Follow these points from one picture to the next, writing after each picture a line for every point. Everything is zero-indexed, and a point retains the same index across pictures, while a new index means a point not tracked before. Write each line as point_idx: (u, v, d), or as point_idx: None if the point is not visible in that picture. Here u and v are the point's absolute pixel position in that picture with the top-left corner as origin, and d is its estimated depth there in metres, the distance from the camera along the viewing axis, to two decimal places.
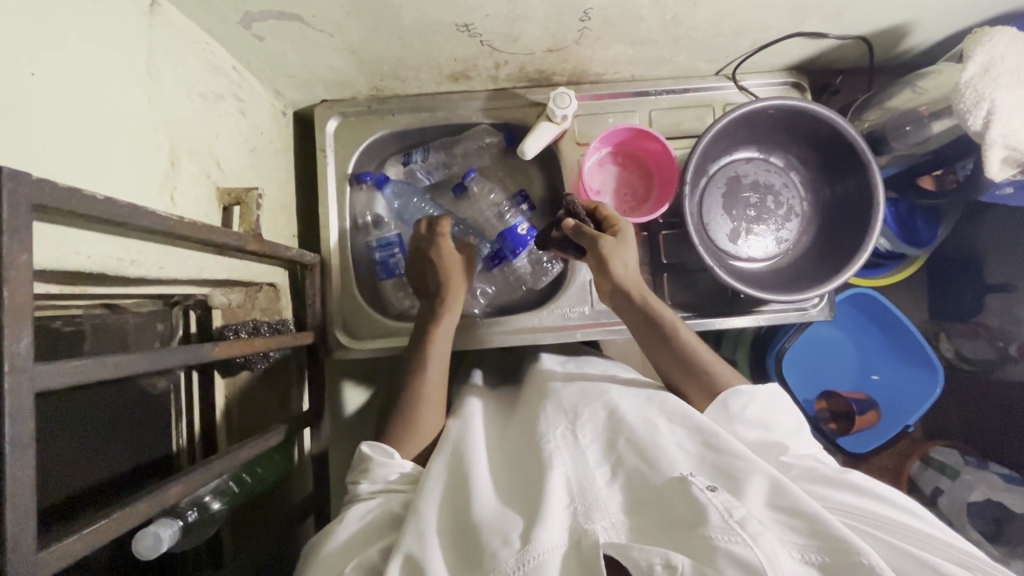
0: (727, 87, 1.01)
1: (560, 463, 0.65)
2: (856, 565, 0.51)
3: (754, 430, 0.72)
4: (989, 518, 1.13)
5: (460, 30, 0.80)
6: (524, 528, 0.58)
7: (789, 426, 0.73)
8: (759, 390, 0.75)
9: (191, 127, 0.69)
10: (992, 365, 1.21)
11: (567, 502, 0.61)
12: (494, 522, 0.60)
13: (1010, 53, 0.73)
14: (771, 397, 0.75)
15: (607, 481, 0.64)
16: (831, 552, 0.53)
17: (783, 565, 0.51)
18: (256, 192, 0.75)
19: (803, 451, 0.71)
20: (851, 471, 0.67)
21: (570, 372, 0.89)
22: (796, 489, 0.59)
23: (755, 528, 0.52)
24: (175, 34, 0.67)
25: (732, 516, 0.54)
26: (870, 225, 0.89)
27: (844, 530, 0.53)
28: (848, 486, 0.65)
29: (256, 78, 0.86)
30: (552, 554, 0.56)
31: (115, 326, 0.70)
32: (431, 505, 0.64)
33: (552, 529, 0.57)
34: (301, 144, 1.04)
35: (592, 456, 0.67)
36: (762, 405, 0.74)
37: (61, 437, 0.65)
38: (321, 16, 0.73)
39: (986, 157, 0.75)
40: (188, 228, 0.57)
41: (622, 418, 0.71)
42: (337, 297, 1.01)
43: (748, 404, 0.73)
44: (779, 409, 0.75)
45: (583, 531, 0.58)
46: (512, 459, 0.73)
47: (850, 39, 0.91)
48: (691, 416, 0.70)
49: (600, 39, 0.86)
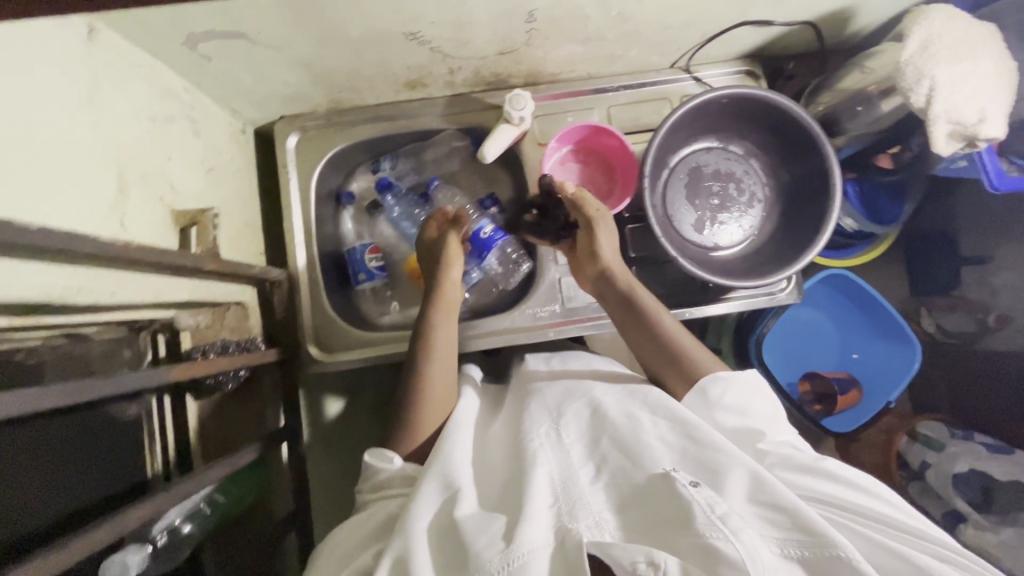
0: (683, 79, 1.02)
1: (543, 463, 0.65)
2: (832, 559, 0.52)
3: (731, 416, 0.72)
4: (976, 485, 1.12)
5: (408, 38, 0.80)
6: (507, 528, 0.58)
7: (768, 411, 0.73)
8: (739, 376, 0.75)
9: (140, 151, 0.69)
10: (974, 338, 1.23)
11: (551, 502, 0.61)
12: (477, 523, 0.59)
13: (947, 29, 0.74)
14: (751, 382, 0.75)
15: (591, 479, 0.64)
16: (810, 545, 0.53)
17: (765, 559, 0.51)
18: (211, 211, 0.76)
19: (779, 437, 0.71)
20: (827, 459, 0.67)
21: (554, 369, 0.90)
22: (776, 481, 0.59)
23: (736, 523, 0.53)
24: (117, 59, 0.67)
25: (713, 511, 0.54)
26: (830, 206, 0.90)
27: (822, 523, 0.54)
28: (825, 474, 0.65)
29: (210, 98, 0.86)
30: (537, 553, 0.55)
31: (77, 355, 0.70)
32: (424, 513, 0.63)
33: (535, 529, 0.57)
34: (263, 161, 1.04)
35: (576, 455, 0.67)
36: (740, 391, 0.73)
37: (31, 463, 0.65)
38: (266, 33, 0.73)
39: (932, 133, 0.76)
40: (136, 252, 0.57)
41: (606, 417, 0.71)
42: (309, 310, 1.00)
43: (726, 393, 0.73)
44: (755, 392, 0.74)
45: (567, 531, 0.57)
46: (491, 462, 0.72)
47: (797, 25, 0.92)
48: (672, 408, 0.71)
49: (549, 39, 0.87)
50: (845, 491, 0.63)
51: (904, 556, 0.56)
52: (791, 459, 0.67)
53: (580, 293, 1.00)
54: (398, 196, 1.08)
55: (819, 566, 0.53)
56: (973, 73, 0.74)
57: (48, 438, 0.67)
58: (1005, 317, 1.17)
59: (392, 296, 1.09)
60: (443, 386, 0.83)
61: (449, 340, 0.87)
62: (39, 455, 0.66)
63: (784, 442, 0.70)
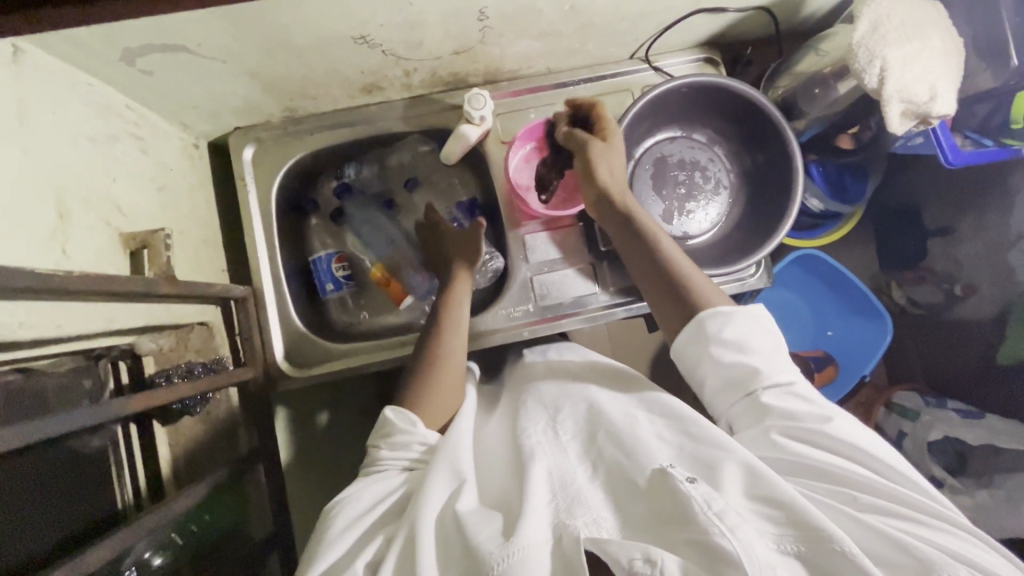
0: (644, 70, 1.02)
1: (541, 459, 0.64)
2: (832, 552, 0.52)
3: (728, 351, 0.71)
4: (951, 452, 1.16)
5: (357, 42, 0.78)
6: (506, 526, 0.57)
7: (769, 348, 0.71)
8: (737, 311, 0.74)
9: (80, 175, 0.66)
10: (940, 307, 1.26)
11: (549, 499, 0.60)
12: (478, 520, 0.58)
13: (895, 10, 0.75)
14: (751, 318, 0.73)
15: (588, 476, 0.63)
16: (807, 540, 0.53)
17: (763, 556, 0.51)
18: (162, 233, 0.73)
19: (780, 374, 0.70)
20: (833, 419, 0.65)
21: (549, 360, 0.89)
22: (771, 474, 0.58)
23: (733, 519, 0.52)
24: (48, 78, 0.63)
25: (710, 507, 0.53)
26: (794, 188, 0.91)
27: (820, 516, 0.54)
28: (827, 442, 0.63)
29: (156, 113, 0.83)
30: (536, 550, 0.54)
31: (34, 391, 0.64)
32: (433, 499, 0.62)
33: (535, 526, 0.56)
34: (220, 175, 1.01)
35: (573, 453, 0.66)
36: (739, 325, 0.72)
37: None
38: (208, 44, 0.70)
39: (886, 113, 0.77)
40: (79, 280, 0.55)
41: (602, 413, 0.71)
42: (278, 324, 0.98)
43: (724, 326, 0.72)
44: (756, 325, 0.73)
45: (564, 528, 0.56)
46: (489, 461, 0.71)
47: (751, 10, 0.92)
48: (670, 406, 0.71)
49: (504, 36, 0.85)
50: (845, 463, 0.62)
51: (905, 546, 0.53)
52: (789, 422, 0.65)
53: (552, 291, 0.99)
54: (359, 200, 1.08)
55: (816, 561, 0.52)
56: (923, 53, 0.75)
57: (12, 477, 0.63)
58: (970, 287, 1.19)
59: (364, 305, 1.07)
60: (449, 392, 0.79)
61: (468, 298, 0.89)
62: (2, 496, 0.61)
63: (786, 387, 0.68)
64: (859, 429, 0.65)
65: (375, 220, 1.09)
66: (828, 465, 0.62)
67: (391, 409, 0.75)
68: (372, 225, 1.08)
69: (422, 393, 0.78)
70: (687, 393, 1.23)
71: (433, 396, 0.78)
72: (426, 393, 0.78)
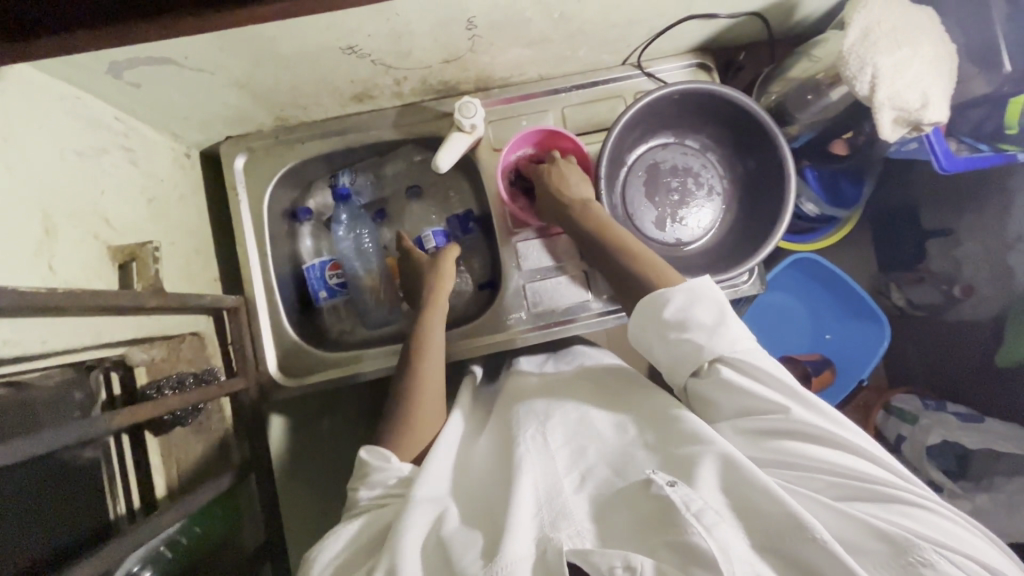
0: (636, 75, 1.02)
1: (529, 471, 0.64)
2: (807, 542, 0.51)
3: (674, 332, 0.70)
4: (951, 456, 1.14)
5: (346, 52, 0.77)
6: (488, 546, 0.56)
7: (714, 319, 0.69)
8: (682, 293, 0.71)
9: (67, 189, 0.66)
10: (941, 308, 1.25)
11: (535, 511, 0.59)
12: (464, 539, 0.58)
13: (886, 16, 0.74)
14: (693, 290, 0.71)
15: (575, 487, 0.63)
16: (781, 532, 0.53)
17: (739, 555, 0.51)
18: (150, 245, 0.73)
19: (730, 346, 0.67)
20: (793, 406, 0.62)
21: (545, 373, 0.88)
22: (748, 462, 0.58)
23: (711, 519, 0.53)
24: (34, 94, 0.63)
25: (689, 508, 0.54)
26: (786, 191, 0.90)
27: (795, 506, 0.53)
28: (792, 430, 0.61)
29: (146, 125, 0.83)
30: (520, 564, 0.53)
31: (25, 405, 0.64)
32: (418, 525, 0.61)
33: (520, 539, 0.55)
34: (212, 184, 1.01)
35: (561, 462, 0.66)
36: (680, 303, 0.70)
37: None
38: (195, 56, 0.70)
39: (878, 120, 0.76)
40: (64, 297, 0.54)
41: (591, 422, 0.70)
42: (270, 334, 0.98)
43: (667, 307, 0.71)
44: (703, 304, 0.70)
45: (549, 540, 0.55)
46: (478, 474, 0.70)
47: (742, 16, 0.91)
48: (653, 408, 0.71)
49: (493, 45, 0.85)
50: (812, 449, 0.60)
51: (876, 533, 0.53)
52: (751, 408, 0.65)
53: (546, 298, 0.99)
54: (352, 209, 1.06)
55: (789, 553, 0.52)
56: (915, 59, 0.75)
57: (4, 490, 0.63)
58: (969, 287, 1.18)
59: (357, 313, 1.07)
60: (431, 414, 0.81)
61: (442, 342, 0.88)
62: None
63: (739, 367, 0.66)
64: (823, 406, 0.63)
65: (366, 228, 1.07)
66: (796, 454, 0.60)
67: (366, 449, 0.75)
68: (364, 232, 1.07)
69: (407, 413, 0.79)
70: (684, 398, 1.23)
71: (416, 416, 0.79)
72: (412, 414, 0.79)
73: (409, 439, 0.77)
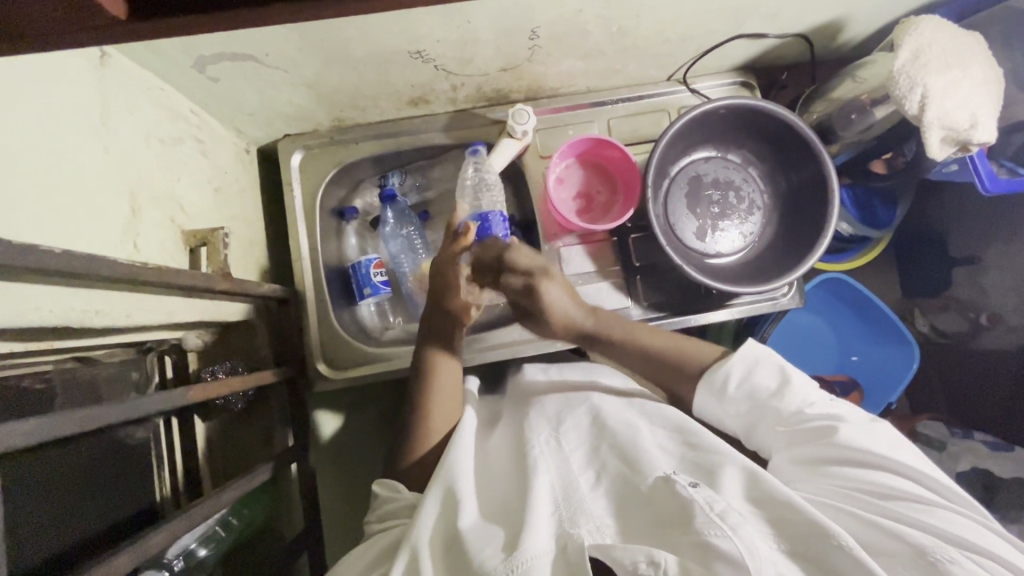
0: (680, 91, 1.05)
1: (545, 471, 0.63)
2: (830, 548, 0.50)
3: (740, 399, 0.71)
4: (979, 485, 1.13)
5: (413, 56, 0.81)
6: (508, 538, 0.55)
7: (775, 384, 0.70)
8: (738, 360, 0.72)
9: (151, 175, 0.69)
10: (966, 336, 1.24)
11: (552, 510, 0.58)
12: (479, 535, 0.57)
13: (936, 39, 0.77)
14: (754, 359, 0.72)
15: (591, 485, 0.61)
16: (806, 537, 0.52)
17: (767, 557, 0.49)
18: (221, 231, 0.75)
19: (794, 403, 0.68)
20: (841, 427, 0.64)
21: (552, 380, 0.87)
22: (769, 475, 0.58)
23: (735, 519, 0.51)
24: (127, 82, 0.67)
25: (713, 509, 0.52)
26: (829, 212, 0.91)
27: (815, 513, 0.52)
28: (835, 453, 0.62)
29: (216, 120, 0.87)
30: (541, 558, 0.52)
31: (86, 378, 0.66)
32: (432, 521, 0.61)
33: (539, 534, 0.54)
34: (267, 179, 1.04)
35: (576, 462, 0.65)
36: (743, 371, 0.72)
37: (50, 492, 0.62)
38: (274, 54, 0.74)
39: (926, 138, 0.79)
40: (153, 274, 0.56)
41: (605, 423, 0.70)
42: (316, 327, 1.00)
43: (728, 377, 0.72)
44: (763, 369, 0.71)
45: (569, 536, 0.54)
46: (492, 475, 0.69)
47: (789, 37, 0.95)
48: (671, 416, 0.71)
49: (550, 55, 0.88)
50: (853, 468, 0.61)
51: (896, 534, 0.54)
52: (803, 444, 0.66)
53: (584, 303, 1.00)
54: (398, 209, 1.08)
55: (809, 552, 0.51)
56: (964, 80, 0.77)
57: (67, 457, 0.64)
58: (996, 315, 1.17)
59: (395, 311, 1.10)
60: (447, 406, 0.81)
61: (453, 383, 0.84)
62: (58, 481, 0.63)
63: (797, 415, 0.67)
64: (871, 430, 0.64)
65: (414, 226, 1.09)
66: (830, 470, 0.62)
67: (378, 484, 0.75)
68: (412, 231, 1.09)
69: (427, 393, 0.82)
70: None
71: (437, 388, 0.82)
72: (432, 405, 0.81)
73: (430, 421, 0.80)
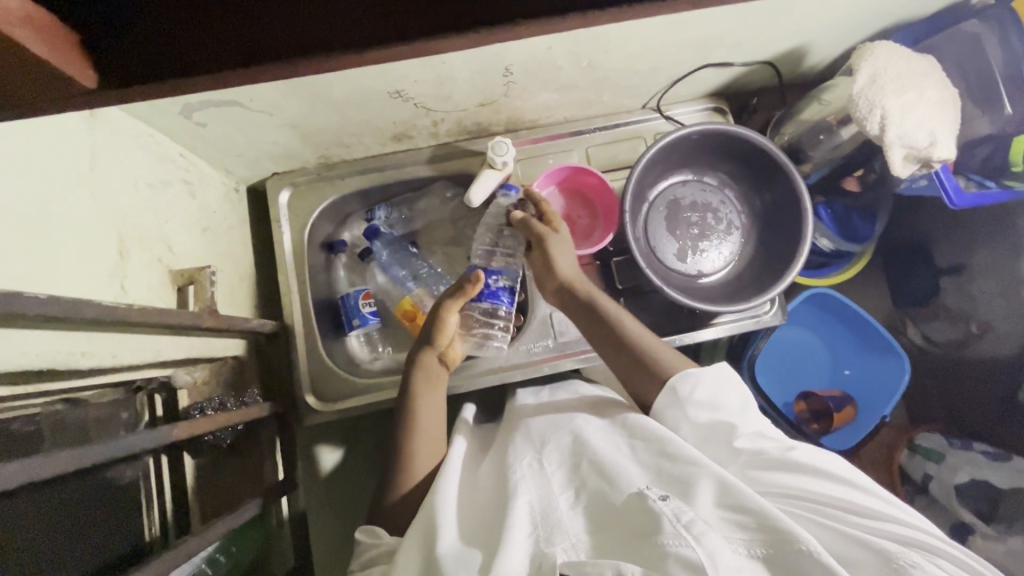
0: (655, 118, 1.08)
1: (525, 492, 0.63)
2: (797, 554, 0.51)
3: (704, 411, 0.71)
4: (980, 497, 1.11)
5: (393, 96, 0.85)
6: (485, 563, 0.56)
7: (738, 404, 0.71)
8: (705, 373, 0.73)
9: (140, 218, 0.72)
10: (959, 345, 1.23)
11: (529, 529, 0.59)
12: (458, 560, 0.57)
13: (891, 64, 0.81)
14: (721, 373, 0.74)
15: (570, 504, 0.62)
16: (774, 545, 0.53)
17: (734, 568, 0.50)
18: (208, 270, 0.78)
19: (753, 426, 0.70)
20: (795, 447, 0.65)
21: (542, 404, 0.87)
22: (744, 485, 0.58)
23: (701, 528, 0.52)
24: (116, 131, 0.70)
25: (680, 520, 0.53)
26: (803, 232, 0.94)
27: (782, 520, 0.53)
28: (785, 464, 0.64)
29: (204, 162, 0.90)
30: None
31: (75, 421, 0.66)
32: (415, 549, 0.61)
33: (514, 555, 0.55)
34: (256, 217, 1.07)
35: (557, 482, 0.66)
36: (710, 384, 0.72)
37: (40, 535, 0.62)
38: (259, 99, 0.78)
39: (889, 158, 0.82)
40: (139, 314, 0.58)
41: (585, 441, 0.69)
42: (305, 361, 1.01)
43: (696, 387, 0.72)
44: (727, 389, 0.72)
45: (543, 555, 0.55)
46: (478, 501, 0.69)
47: (755, 64, 0.99)
48: (649, 426, 0.69)
49: (525, 90, 0.92)
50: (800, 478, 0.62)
51: (862, 541, 0.55)
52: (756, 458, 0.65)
53: (570, 327, 1.02)
54: (387, 242, 1.09)
55: (778, 559, 0.52)
56: (920, 101, 0.80)
57: (56, 499, 0.65)
58: (986, 324, 1.17)
59: (385, 341, 1.10)
60: (434, 438, 0.82)
61: (437, 425, 0.84)
62: (47, 522, 0.63)
63: (756, 433, 0.68)
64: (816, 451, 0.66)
65: (405, 253, 1.10)
66: (783, 482, 0.62)
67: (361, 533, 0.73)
68: (403, 258, 1.10)
69: (410, 430, 0.82)
70: None
71: (422, 423, 0.82)
72: (416, 435, 0.81)
73: (414, 455, 0.80)
